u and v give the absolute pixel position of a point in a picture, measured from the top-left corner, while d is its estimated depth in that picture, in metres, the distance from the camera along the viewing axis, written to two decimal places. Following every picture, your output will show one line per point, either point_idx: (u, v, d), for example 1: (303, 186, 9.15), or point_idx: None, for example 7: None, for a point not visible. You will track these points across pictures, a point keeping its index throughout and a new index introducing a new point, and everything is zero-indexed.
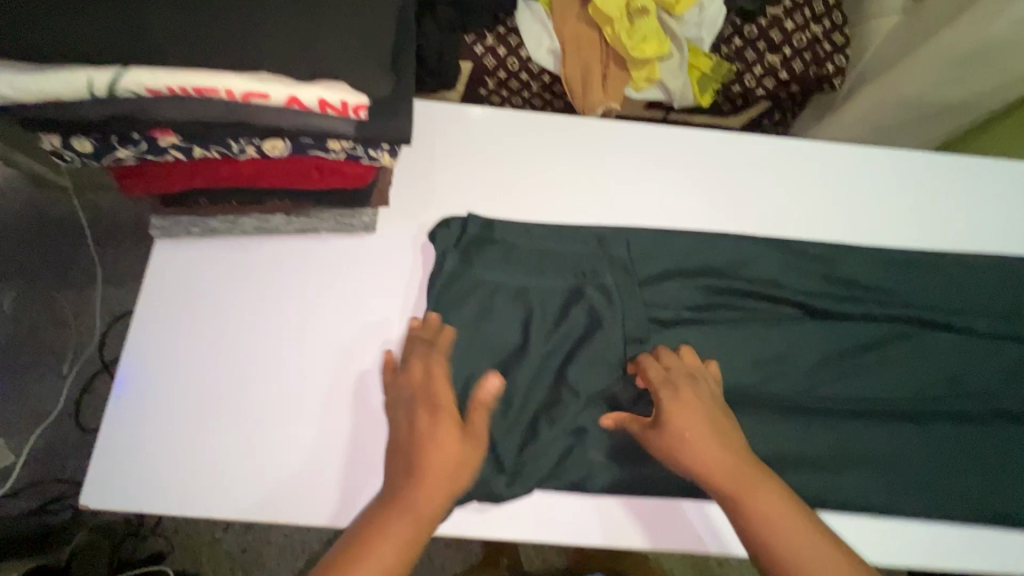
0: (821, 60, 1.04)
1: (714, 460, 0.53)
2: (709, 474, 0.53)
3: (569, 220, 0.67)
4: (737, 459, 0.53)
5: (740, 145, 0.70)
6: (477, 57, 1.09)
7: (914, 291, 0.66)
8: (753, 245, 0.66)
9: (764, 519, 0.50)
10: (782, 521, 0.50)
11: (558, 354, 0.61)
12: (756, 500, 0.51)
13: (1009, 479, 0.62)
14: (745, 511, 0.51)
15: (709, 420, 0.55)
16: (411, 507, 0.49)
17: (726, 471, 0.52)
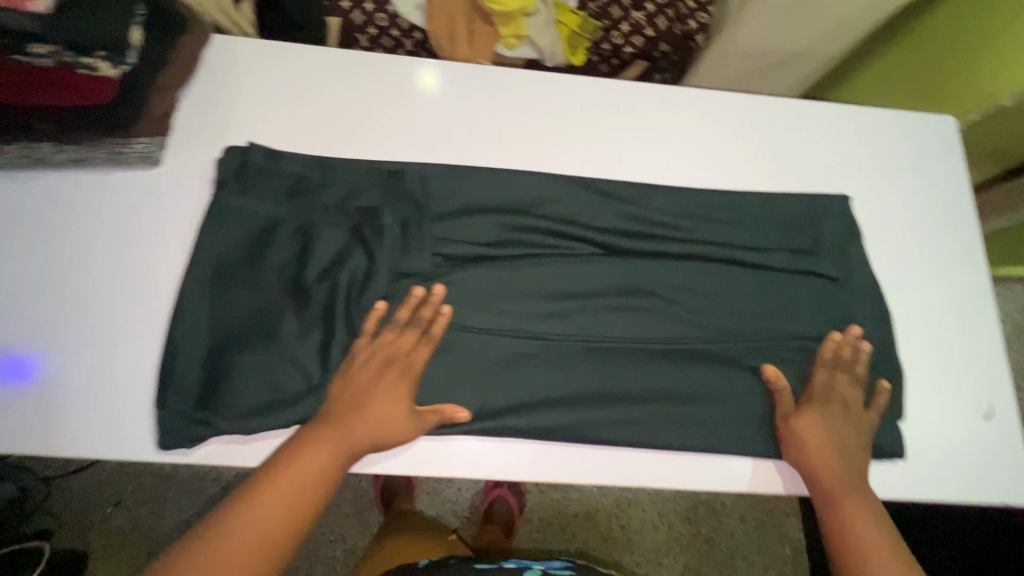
0: (684, 17, 1.06)
1: (818, 423, 0.60)
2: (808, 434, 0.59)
3: (368, 156, 0.66)
4: (836, 434, 0.60)
5: (550, 85, 0.70)
6: (344, 13, 1.08)
7: (712, 228, 0.66)
8: (550, 180, 0.65)
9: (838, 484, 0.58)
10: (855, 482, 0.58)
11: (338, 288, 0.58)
12: (839, 472, 0.58)
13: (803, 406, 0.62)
14: (824, 468, 0.58)
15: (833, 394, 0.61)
16: (320, 453, 0.52)
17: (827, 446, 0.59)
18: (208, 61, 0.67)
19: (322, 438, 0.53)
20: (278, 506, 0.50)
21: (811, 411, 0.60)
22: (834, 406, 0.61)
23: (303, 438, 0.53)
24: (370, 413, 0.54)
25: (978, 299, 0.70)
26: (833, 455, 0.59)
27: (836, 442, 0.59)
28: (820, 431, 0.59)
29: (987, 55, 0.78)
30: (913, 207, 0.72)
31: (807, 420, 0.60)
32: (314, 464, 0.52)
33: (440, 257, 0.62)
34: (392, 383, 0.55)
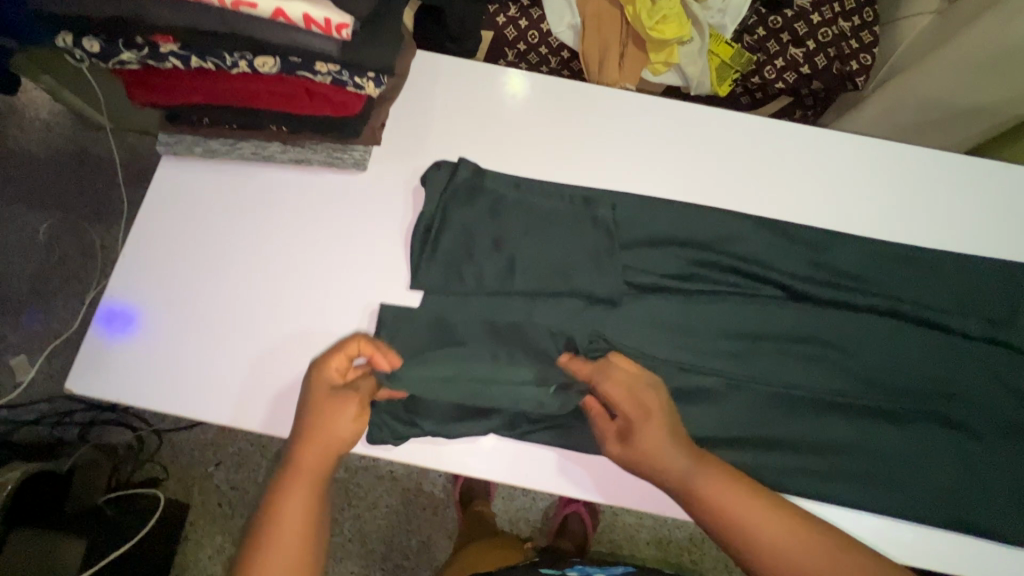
0: (845, 57, 1.02)
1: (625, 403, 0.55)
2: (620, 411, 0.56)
3: (556, 178, 0.68)
4: (700, 474, 0.53)
5: (738, 124, 0.70)
6: (498, 27, 1.11)
7: (903, 285, 0.64)
8: (739, 220, 0.65)
9: (734, 518, 0.52)
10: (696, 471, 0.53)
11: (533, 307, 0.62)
12: (750, 521, 0.51)
13: (993, 486, 0.59)
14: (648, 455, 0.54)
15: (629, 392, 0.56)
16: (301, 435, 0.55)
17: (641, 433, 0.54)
18: (412, 78, 0.71)
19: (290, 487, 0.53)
20: (288, 548, 0.51)
21: (643, 425, 0.54)
22: (668, 437, 0.54)
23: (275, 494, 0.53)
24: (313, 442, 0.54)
25: None
26: (701, 475, 0.53)
27: (686, 468, 0.53)
28: (674, 445, 0.54)
29: None
30: None
31: (647, 437, 0.54)
32: (290, 506, 0.52)
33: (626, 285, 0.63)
34: (339, 410, 0.55)
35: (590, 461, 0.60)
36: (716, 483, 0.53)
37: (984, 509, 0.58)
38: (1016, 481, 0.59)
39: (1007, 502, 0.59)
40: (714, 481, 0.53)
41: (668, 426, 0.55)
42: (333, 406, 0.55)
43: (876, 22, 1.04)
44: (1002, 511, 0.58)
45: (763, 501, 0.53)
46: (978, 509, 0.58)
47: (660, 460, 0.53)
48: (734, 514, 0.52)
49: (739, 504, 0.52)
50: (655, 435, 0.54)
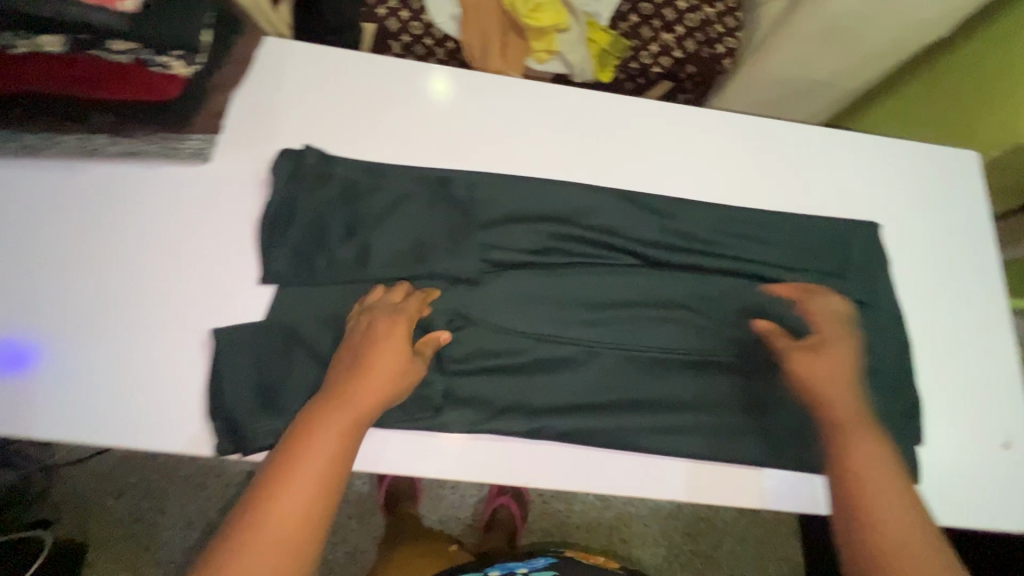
0: (712, 41, 1.08)
1: (842, 405, 0.56)
2: (831, 418, 0.56)
3: (413, 161, 0.67)
4: (856, 420, 0.56)
5: (592, 102, 0.72)
6: (380, 19, 1.10)
7: (747, 248, 0.68)
8: (594, 193, 0.66)
9: (888, 525, 0.50)
10: (882, 475, 0.53)
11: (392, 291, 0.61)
12: (889, 487, 0.52)
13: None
14: (845, 460, 0.54)
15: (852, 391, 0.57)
16: (355, 390, 0.52)
17: (848, 437, 0.55)
18: (259, 63, 0.68)
19: (324, 419, 0.50)
20: (278, 524, 0.45)
21: (815, 355, 0.58)
22: (837, 373, 0.57)
23: (304, 425, 0.50)
24: (363, 387, 0.52)
25: (1004, 327, 0.72)
26: (855, 423, 0.56)
27: (846, 402, 0.56)
28: (829, 380, 0.57)
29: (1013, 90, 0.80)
30: (939, 235, 0.74)
31: (798, 362, 0.59)
32: (324, 437, 0.49)
33: (485, 262, 0.63)
34: (387, 353, 0.53)
35: (461, 443, 0.58)
36: (871, 467, 0.53)
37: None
38: None
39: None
40: (890, 477, 0.53)
41: (844, 371, 0.58)
42: (379, 345, 0.54)
43: (739, 8, 1.10)
44: None
45: (910, 493, 0.52)
46: (822, 448, 0.62)
47: (826, 390, 0.57)
48: (864, 480, 0.52)
49: (877, 468, 0.53)
50: (804, 361, 0.58)
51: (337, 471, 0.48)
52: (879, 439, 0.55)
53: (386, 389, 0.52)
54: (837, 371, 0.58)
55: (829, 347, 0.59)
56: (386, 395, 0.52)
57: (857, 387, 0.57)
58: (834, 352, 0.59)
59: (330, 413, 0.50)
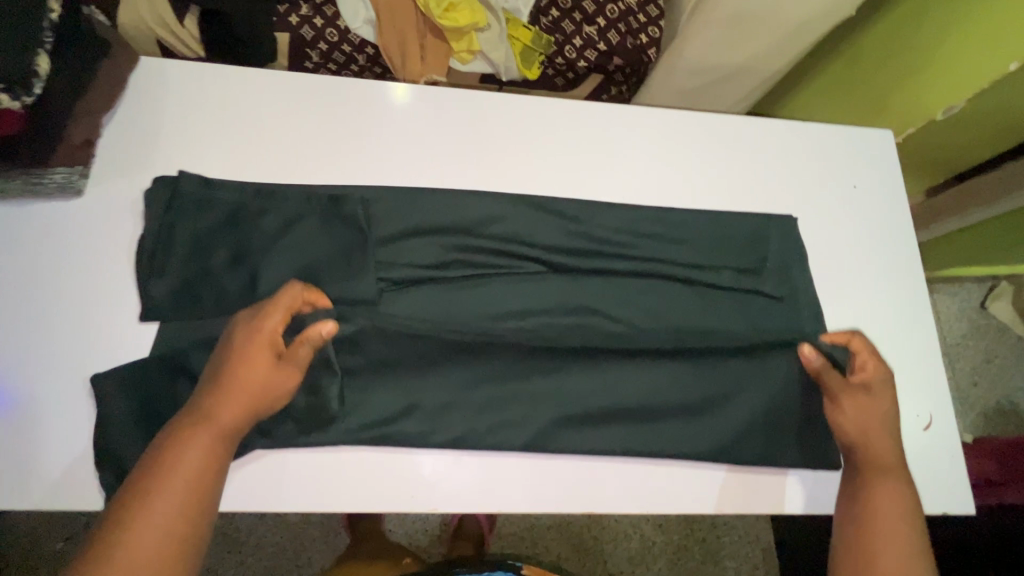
0: (635, 31, 1.06)
1: (881, 439, 0.58)
2: (868, 449, 0.58)
3: (306, 179, 0.64)
4: (882, 442, 0.58)
5: (494, 104, 0.69)
6: (293, 28, 1.04)
7: (658, 246, 0.66)
8: (496, 201, 0.64)
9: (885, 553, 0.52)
10: (899, 505, 0.55)
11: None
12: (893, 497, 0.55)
13: (754, 420, 0.62)
14: (874, 489, 0.56)
15: (882, 422, 0.59)
16: (231, 383, 0.50)
17: (880, 469, 0.57)
18: (134, 86, 0.64)
19: (199, 423, 0.48)
20: (158, 524, 0.43)
21: (862, 397, 0.59)
22: (880, 413, 0.59)
23: (184, 419, 0.49)
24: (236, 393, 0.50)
25: (924, 306, 0.71)
26: (880, 444, 0.58)
27: (879, 432, 0.58)
28: (875, 421, 0.59)
29: (924, 67, 0.79)
30: (856, 218, 0.73)
31: (858, 405, 0.59)
32: (203, 443, 0.47)
33: (383, 281, 0.61)
34: (269, 342, 0.51)
35: (364, 466, 0.57)
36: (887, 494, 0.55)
37: (745, 440, 0.61)
38: (775, 412, 0.63)
39: (767, 436, 0.62)
40: (891, 507, 0.54)
41: (878, 413, 0.59)
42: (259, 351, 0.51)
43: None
44: (765, 441, 0.62)
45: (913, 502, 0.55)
46: (741, 443, 0.61)
47: (859, 420, 0.59)
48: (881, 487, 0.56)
49: (893, 479, 0.56)
50: (868, 406, 0.59)
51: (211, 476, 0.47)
52: (903, 474, 0.57)
53: (265, 379, 0.51)
54: (867, 405, 0.59)
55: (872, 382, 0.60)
56: (267, 385, 0.51)
57: (891, 422, 0.59)
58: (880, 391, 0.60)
59: (212, 408, 0.49)
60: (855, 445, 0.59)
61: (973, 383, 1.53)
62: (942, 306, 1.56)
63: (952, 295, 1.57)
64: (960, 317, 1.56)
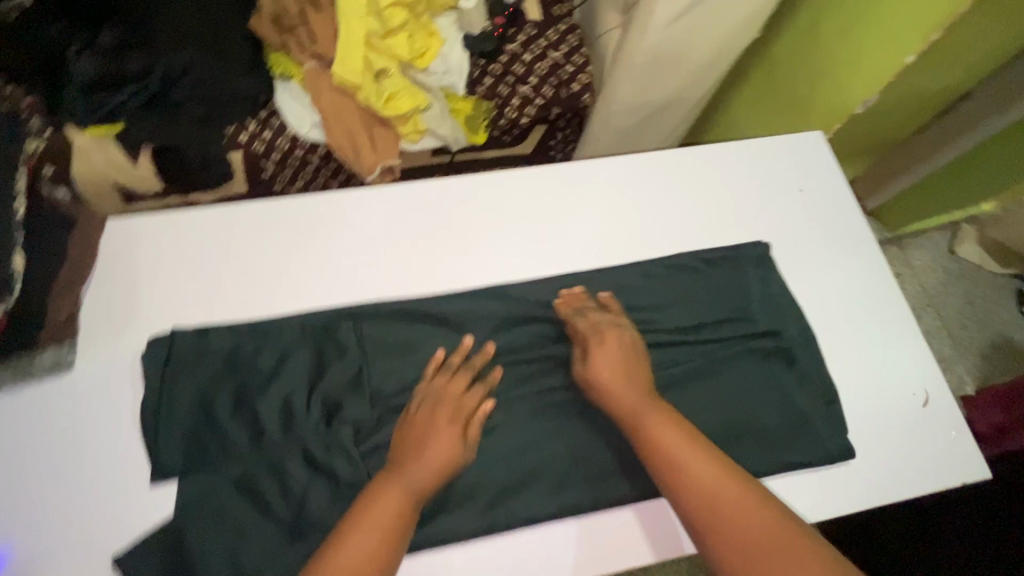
0: (566, 81, 1.11)
1: (668, 444, 0.55)
2: (657, 457, 0.55)
3: (292, 304, 0.66)
4: (684, 452, 0.54)
5: (453, 190, 0.73)
6: (244, 145, 1.09)
7: (637, 294, 0.70)
8: (481, 291, 0.68)
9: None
10: (739, 521, 0.49)
11: (292, 461, 0.58)
12: (770, 553, 0.47)
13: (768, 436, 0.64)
14: (701, 497, 0.51)
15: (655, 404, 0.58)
16: (418, 460, 0.54)
17: (680, 479, 0.53)
18: (106, 252, 0.66)
19: (382, 498, 0.52)
20: None
21: (595, 354, 0.61)
22: (615, 370, 0.60)
23: (366, 495, 0.53)
24: (430, 457, 0.55)
25: (892, 289, 0.75)
26: (687, 462, 0.53)
27: (639, 403, 0.58)
28: (621, 372, 0.60)
29: (833, 71, 0.85)
30: (811, 220, 0.78)
31: (598, 361, 0.61)
32: (405, 494, 0.53)
33: (381, 408, 0.61)
34: (449, 428, 0.56)
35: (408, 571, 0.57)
36: (704, 512, 0.51)
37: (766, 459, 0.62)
38: (785, 423, 0.64)
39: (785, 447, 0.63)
40: (721, 529, 0.49)
41: (618, 361, 0.61)
42: (437, 425, 0.56)
43: (582, 45, 1.13)
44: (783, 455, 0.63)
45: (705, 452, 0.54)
46: (767, 463, 0.62)
47: (617, 392, 0.59)
48: (678, 454, 0.54)
49: (724, 513, 0.50)
50: (604, 358, 0.61)
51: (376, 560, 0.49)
52: (741, 478, 0.53)
53: (450, 458, 0.55)
54: (608, 351, 0.61)
55: (593, 345, 0.62)
56: (439, 467, 0.54)
57: (632, 369, 0.61)
58: (625, 334, 0.63)
59: (387, 490, 0.53)
60: (645, 453, 0.56)
61: (964, 326, 1.58)
62: (915, 260, 1.62)
63: (920, 248, 1.63)
64: (934, 266, 1.62)
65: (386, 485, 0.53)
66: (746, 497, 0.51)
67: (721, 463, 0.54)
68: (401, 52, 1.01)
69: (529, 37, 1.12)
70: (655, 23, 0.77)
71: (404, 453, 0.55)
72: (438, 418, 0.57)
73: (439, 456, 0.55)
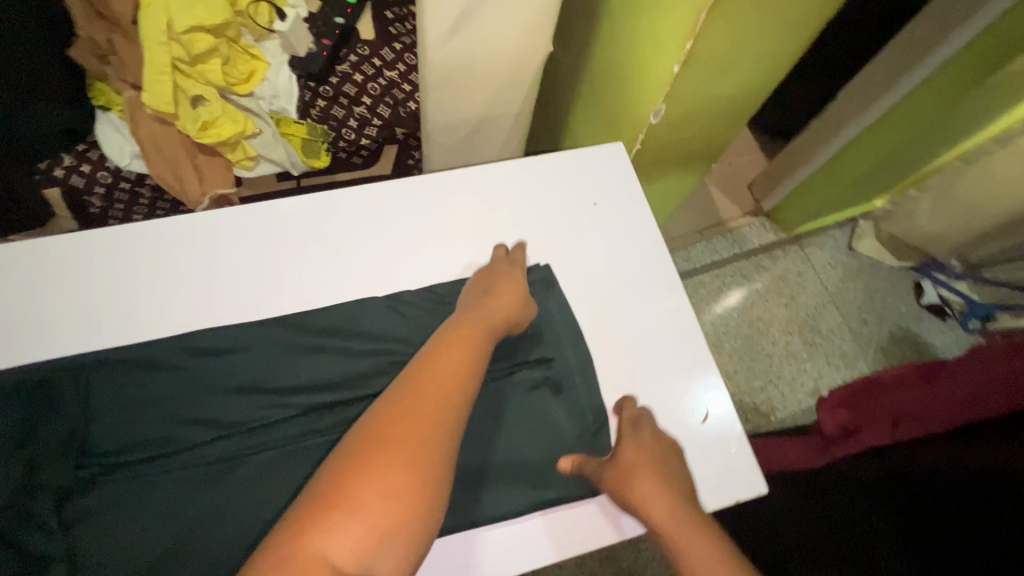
0: (402, 100, 1.09)
1: (658, 504, 0.55)
2: (653, 520, 0.55)
3: (22, 354, 0.63)
4: (683, 523, 0.53)
5: (215, 224, 0.70)
6: (61, 181, 1.04)
7: (404, 326, 0.67)
8: (234, 331, 0.65)
9: None
10: None
11: None
12: None
13: (523, 466, 0.63)
14: (686, 562, 0.51)
15: (654, 470, 0.58)
16: (464, 336, 0.58)
17: (677, 541, 0.52)
18: None
19: (440, 368, 0.54)
20: (399, 491, 0.45)
21: (625, 446, 0.61)
22: (642, 457, 0.59)
23: (410, 380, 0.53)
24: (464, 331, 0.59)
25: (682, 304, 0.74)
26: (682, 530, 0.53)
27: (656, 480, 0.57)
28: (648, 474, 0.58)
29: (629, 83, 0.84)
30: (600, 235, 0.77)
31: (626, 451, 0.60)
32: (456, 369, 0.55)
33: (96, 466, 0.57)
34: (501, 294, 0.64)
35: None
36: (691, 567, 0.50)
37: (521, 495, 0.61)
38: (539, 448, 0.64)
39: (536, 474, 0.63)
40: None
41: (647, 454, 0.60)
42: (486, 301, 0.63)
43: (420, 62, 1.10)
44: (539, 489, 0.62)
45: (673, 488, 0.57)
46: (518, 497, 0.61)
47: (631, 482, 0.57)
48: (681, 539, 0.52)
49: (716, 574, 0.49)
50: (633, 448, 0.60)
51: (457, 423, 0.51)
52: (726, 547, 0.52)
53: (490, 325, 0.61)
54: (632, 444, 0.61)
55: (625, 440, 0.62)
56: (478, 341, 0.58)
57: (656, 457, 0.60)
58: (650, 434, 0.62)
59: (432, 367, 0.54)
60: (643, 519, 0.55)
61: (865, 321, 1.58)
62: (814, 259, 1.62)
63: (820, 246, 1.63)
64: (834, 263, 1.62)
65: (438, 365, 0.55)
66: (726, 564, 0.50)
67: (717, 531, 0.53)
68: (217, 78, 0.97)
69: (362, 58, 1.09)
70: (436, 38, 0.74)
71: (446, 346, 0.57)
72: (488, 299, 0.64)
73: (473, 338, 0.59)
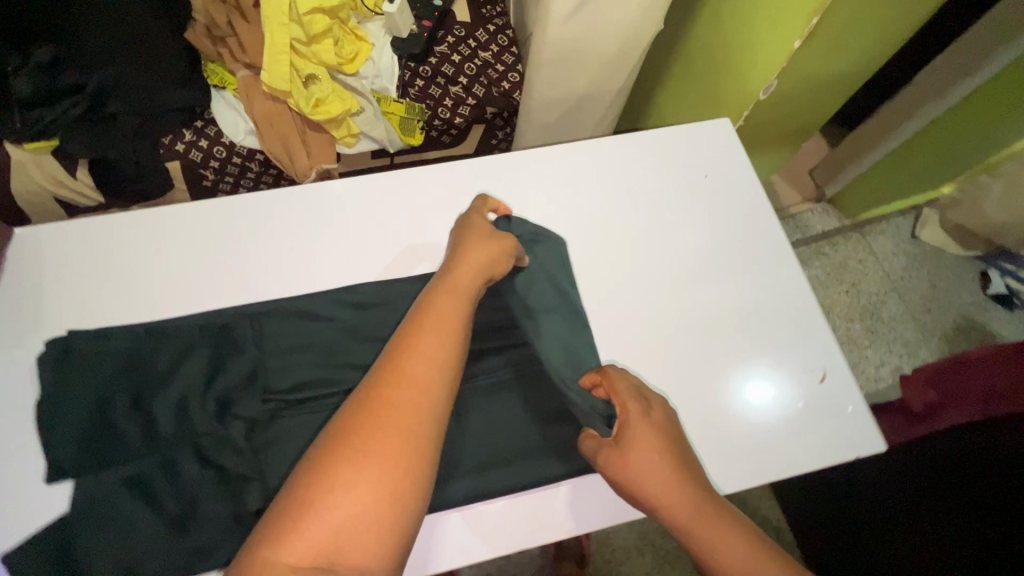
0: (496, 80, 1.13)
1: (679, 506, 0.52)
2: (676, 519, 0.52)
3: (191, 300, 0.67)
4: (704, 519, 0.52)
5: (354, 188, 0.73)
6: (181, 155, 1.11)
7: None
8: (384, 287, 0.69)
9: None
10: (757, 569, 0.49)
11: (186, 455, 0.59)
12: None
13: None
14: (717, 560, 0.50)
15: (665, 461, 0.54)
16: (440, 303, 0.55)
17: (706, 540, 0.51)
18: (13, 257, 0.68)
19: (417, 342, 0.52)
20: (364, 491, 0.44)
21: (631, 443, 0.55)
22: (656, 443, 0.55)
23: (390, 358, 0.51)
24: (438, 300, 0.56)
25: (795, 270, 0.77)
26: (704, 524, 0.52)
27: (673, 475, 0.53)
28: (662, 475, 0.53)
29: (734, 60, 0.87)
30: (712, 205, 0.80)
31: (635, 453, 0.54)
32: (426, 348, 0.51)
33: (275, 401, 0.64)
34: (474, 254, 0.60)
35: None
36: (716, 557, 0.50)
37: None
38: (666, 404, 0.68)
39: None
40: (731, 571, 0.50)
41: (655, 444, 0.55)
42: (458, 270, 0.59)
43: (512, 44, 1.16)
44: None
45: (693, 481, 0.54)
46: None
47: (646, 482, 0.53)
48: (707, 539, 0.51)
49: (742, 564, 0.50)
50: (642, 440, 0.55)
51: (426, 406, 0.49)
52: (750, 536, 0.51)
53: (468, 291, 0.58)
54: (641, 435, 0.55)
55: (629, 428, 0.56)
56: (456, 313, 0.55)
57: (669, 445, 0.56)
58: (664, 411, 0.59)
59: (419, 339, 0.52)
60: (665, 515, 0.53)
61: (929, 310, 1.56)
62: (878, 246, 1.61)
63: (883, 233, 1.62)
64: (897, 251, 1.61)
65: (409, 342, 0.52)
66: (754, 554, 0.50)
67: (744, 524, 0.52)
68: (330, 57, 1.02)
69: (458, 39, 1.15)
70: (561, 14, 0.78)
71: (425, 314, 0.54)
72: (464, 266, 0.60)
73: (454, 305, 0.56)
